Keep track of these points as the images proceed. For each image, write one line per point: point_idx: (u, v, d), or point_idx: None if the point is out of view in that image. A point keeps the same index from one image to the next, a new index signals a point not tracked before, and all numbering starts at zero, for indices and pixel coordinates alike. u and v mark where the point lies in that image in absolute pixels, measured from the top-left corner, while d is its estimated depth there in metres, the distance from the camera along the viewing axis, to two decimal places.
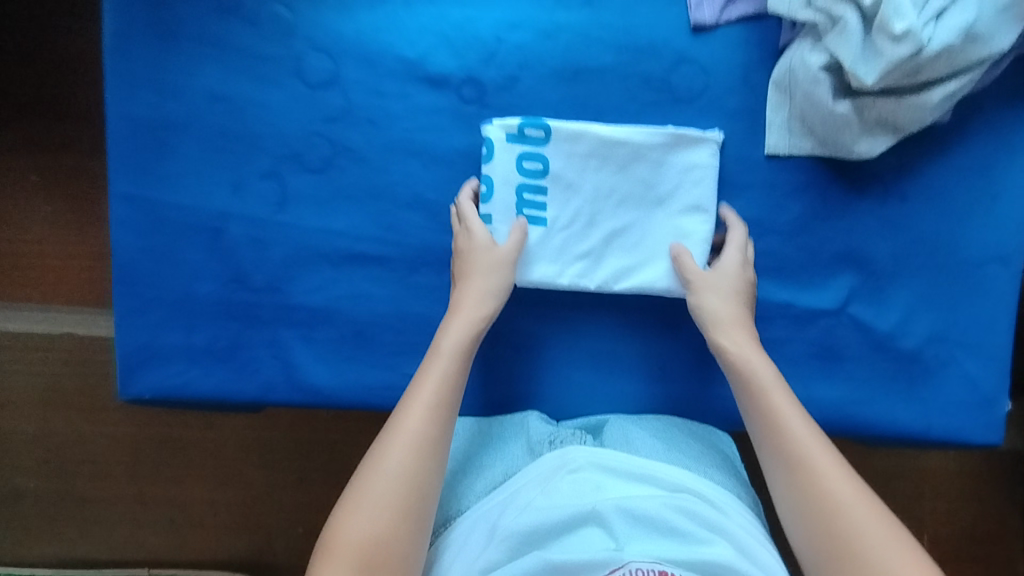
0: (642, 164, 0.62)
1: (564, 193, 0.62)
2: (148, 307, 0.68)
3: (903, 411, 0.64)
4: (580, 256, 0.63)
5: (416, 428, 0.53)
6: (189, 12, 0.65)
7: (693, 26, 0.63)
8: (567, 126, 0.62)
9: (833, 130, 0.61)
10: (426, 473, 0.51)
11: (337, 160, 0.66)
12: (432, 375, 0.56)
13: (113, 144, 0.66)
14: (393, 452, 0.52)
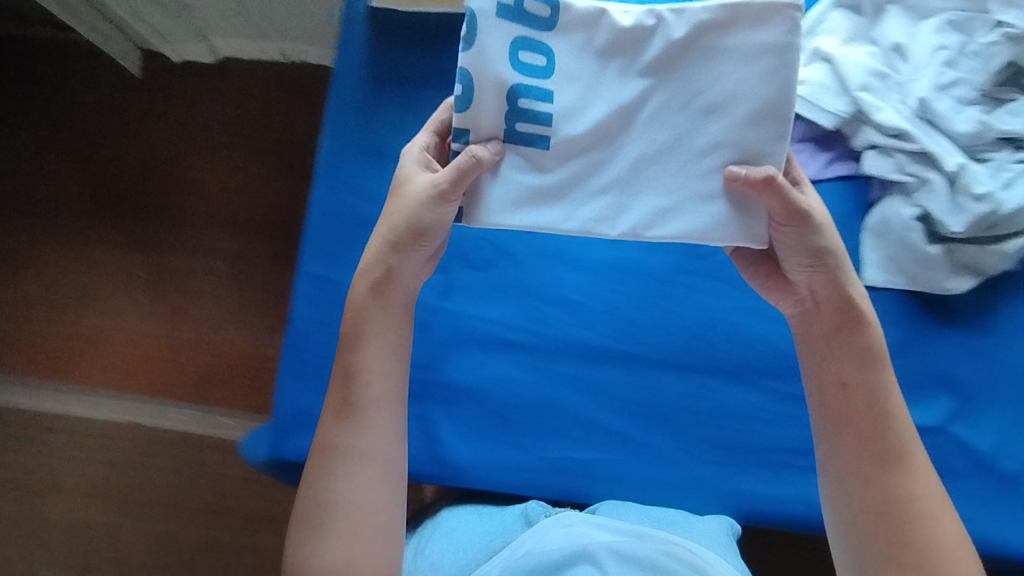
0: (695, 71, 0.54)
1: (577, 97, 0.55)
2: (311, 374, 0.75)
3: (1013, 531, 0.68)
4: (596, 194, 0.56)
5: (357, 453, 0.57)
6: (392, 138, 0.80)
7: None
8: (580, 7, 0.54)
9: (928, 270, 0.73)
10: (373, 492, 0.56)
11: (498, 261, 0.77)
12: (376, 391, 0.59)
13: (311, 233, 0.78)
14: (337, 478, 0.56)
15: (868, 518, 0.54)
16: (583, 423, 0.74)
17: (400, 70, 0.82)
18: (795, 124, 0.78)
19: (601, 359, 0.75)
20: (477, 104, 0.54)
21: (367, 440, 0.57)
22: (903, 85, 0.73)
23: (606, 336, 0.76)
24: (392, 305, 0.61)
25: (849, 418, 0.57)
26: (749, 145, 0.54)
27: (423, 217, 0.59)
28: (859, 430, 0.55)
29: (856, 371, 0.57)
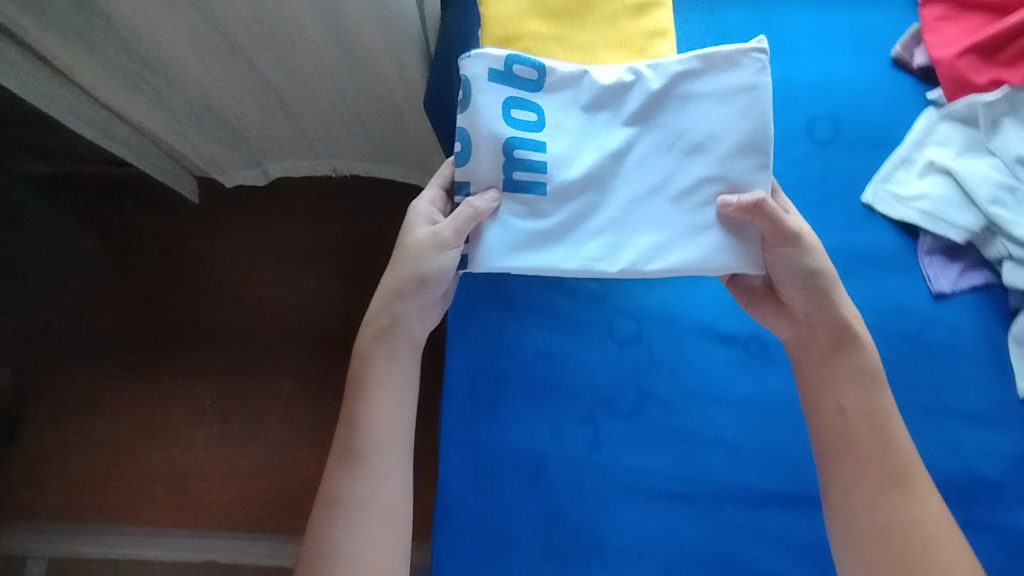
0: (676, 109, 0.78)
1: (568, 145, 0.78)
2: (469, 547, 0.71)
3: None
4: (596, 233, 0.77)
5: (360, 499, 0.73)
6: (521, 289, 0.81)
7: (934, 293, 0.84)
8: (565, 74, 0.79)
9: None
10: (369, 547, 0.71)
11: (645, 406, 0.75)
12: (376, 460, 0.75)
13: (451, 395, 0.77)
14: (345, 531, 0.72)
15: (876, 536, 0.64)
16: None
17: None
18: (921, 239, 0.87)
19: (768, 503, 0.72)
20: (474, 161, 0.77)
21: (363, 488, 0.74)
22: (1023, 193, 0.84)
23: (769, 477, 0.73)
24: (395, 352, 0.80)
25: (842, 445, 0.68)
26: (729, 173, 0.76)
27: (425, 266, 0.78)
28: (868, 469, 0.67)
29: (864, 411, 0.69)
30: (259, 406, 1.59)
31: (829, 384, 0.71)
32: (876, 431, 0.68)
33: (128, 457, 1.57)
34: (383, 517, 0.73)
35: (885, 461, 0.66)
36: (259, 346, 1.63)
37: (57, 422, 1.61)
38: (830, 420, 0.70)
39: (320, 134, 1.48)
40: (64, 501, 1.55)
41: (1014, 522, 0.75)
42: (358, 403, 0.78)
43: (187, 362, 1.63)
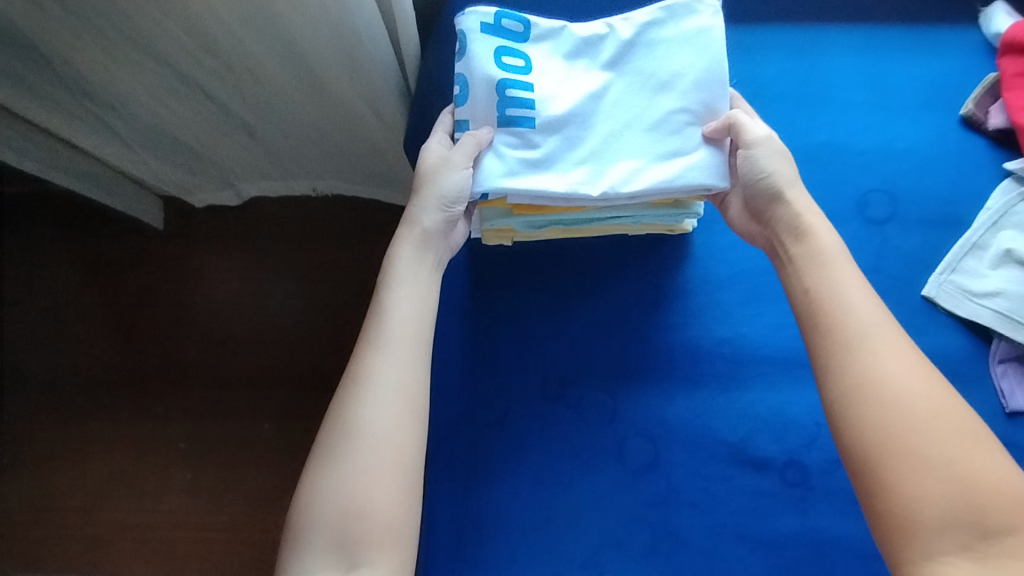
0: (648, 53, 0.64)
1: (551, 86, 0.63)
2: None
3: None
4: (580, 167, 0.61)
5: (388, 380, 0.55)
6: (515, 400, 0.68)
7: (1009, 412, 0.65)
8: (544, 26, 0.64)
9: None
10: (403, 405, 0.55)
11: (662, 547, 0.63)
12: (392, 398, 0.55)
13: (430, 534, 0.64)
14: (349, 458, 0.52)
15: (863, 426, 0.48)
16: None
17: (518, 317, 0.70)
18: (993, 342, 0.66)
19: None
20: (471, 101, 0.62)
21: (380, 365, 0.56)
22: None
23: None
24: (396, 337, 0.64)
25: (848, 346, 0.51)
26: (697, 106, 0.62)
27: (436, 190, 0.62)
28: (862, 368, 0.50)
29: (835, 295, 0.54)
30: (236, 451, 1.48)
31: (812, 313, 0.54)
32: (857, 325, 0.52)
33: (95, 504, 1.47)
34: (411, 355, 0.57)
35: (869, 344, 0.51)
36: (236, 384, 1.52)
37: (19, 466, 1.50)
38: (803, 313, 0.55)
39: (293, 157, 1.33)
40: (26, 551, 1.45)
41: None
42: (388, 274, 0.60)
43: (158, 400, 1.52)
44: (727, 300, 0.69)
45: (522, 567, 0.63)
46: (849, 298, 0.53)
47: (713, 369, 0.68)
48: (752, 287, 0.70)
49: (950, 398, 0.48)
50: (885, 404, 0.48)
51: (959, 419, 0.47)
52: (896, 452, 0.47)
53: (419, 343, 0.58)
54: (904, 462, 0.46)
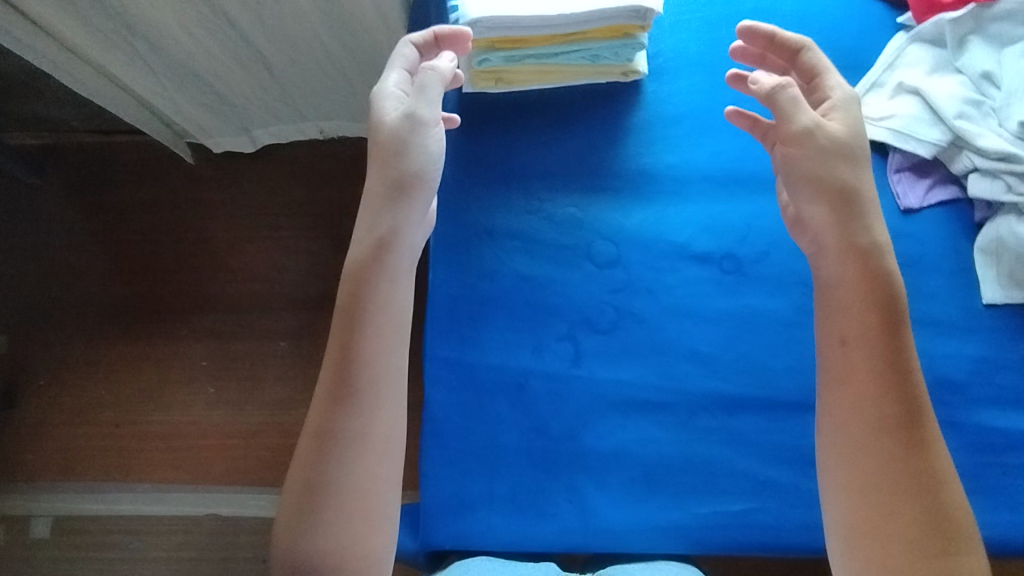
0: None
1: None
2: (456, 458, 0.76)
3: None
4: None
5: (350, 434, 0.61)
6: (500, 217, 0.83)
7: (903, 209, 0.80)
8: None
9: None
10: (362, 424, 0.62)
11: (622, 323, 0.79)
12: (354, 463, 0.61)
13: (432, 318, 0.80)
14: (324, 530, 0.59)
15: (846, 436, 0.58)
16: (731, 474, 0.74)
17: (501, 153, 0.84)
18: (890, 155, 0.81)
19: (741, 409, 0.76)
20: None
21: (369, 424, 0.62)
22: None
23: (737, 384, 0.77)
24: (399, 269, 0.65)
25: (844, 376, 0.59)
26: None
27: (410, 159, 0.66)
28: (855, 391, 0.58)
29: (866, 337, 0.59)
30: (254, 366, 1.61)
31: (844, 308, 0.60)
32: (882, 367, 0.58)
33: (126, 419, 1.60)
34: (371, 401, 0.62)
35: (877, 344, 0.58)
36: (252, 310, 1.65)
37: (55, 387, 1.63)
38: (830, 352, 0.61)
39: (306, 94, 1.46)
40: (65, 461, 1.59)
41: (975, 420, 0.74)
42: (371, 316, 0.63)
43: (181, 326, 1.65)
44: (674, 134, 0.85)
45: (507, 342, 0.79)
46: (877, 293, 0.59)
47: (662, 187, 0.83)
48: (693, 122, 0.85)
49: (942, 461, 0.56)
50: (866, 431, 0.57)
51: (939, 483, 0.56)
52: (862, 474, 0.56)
53: (370, 371, 0.62)
54: (860, 464, 0.57)
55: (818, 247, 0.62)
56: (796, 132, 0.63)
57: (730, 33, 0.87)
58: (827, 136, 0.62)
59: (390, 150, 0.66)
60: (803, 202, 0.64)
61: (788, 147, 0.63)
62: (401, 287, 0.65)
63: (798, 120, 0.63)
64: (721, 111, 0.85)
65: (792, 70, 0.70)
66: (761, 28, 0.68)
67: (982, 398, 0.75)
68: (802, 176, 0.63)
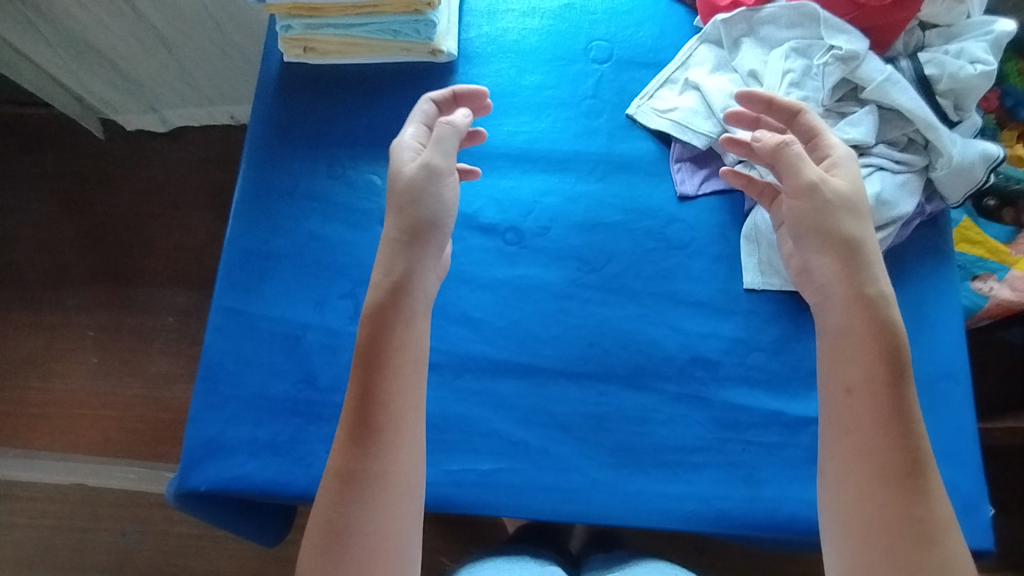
0: None
1: None
2: (225, 403, 0.78)
3: None
4: None
5: (377, 476, 0.60)
6: (302, 178, 0.86)
7: (680, 196, 0.84)
8: None
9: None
10: (383, 464, 0.60)
11: None
12: (378, 505, 0.60)
13: (224, 268, 0.82)
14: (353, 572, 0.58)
15: (852, 486, 0.57)
16: (485, 434, 0.77)
17: (311, 121, 0.89)
18: (672, 146, 0.86)
19: (504, 372, 0.79)
20: None
21: (388, 466, 0.61)
22: (824, 71, 0.74)
23: (504, 349, 0.79)
24: (414, 315, 0.65)
25: (848, 425, 0.59)
26: None
27: (427, 206, 0.66)
28: (860, 439, 0.57)
29: (872, 384, 0.59)
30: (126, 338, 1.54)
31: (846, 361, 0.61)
32: (886, 413, 0.57)
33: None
34: (385, 441, 0.61)
35: (893, 406, 0.58)
36: (129, 279, 1.58)
37: None
38: (832, 400, 0.60)
39: (213, 83, 1.48)
40: None
41: (722, 396, 0.77)
42: (391, 355, 0.63)
43: (56, 293, 1.59)
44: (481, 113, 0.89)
45: (289, 297, 0.81)
46: (889, 354, 0.59)
47: (462, 161, 0.87)
48: (497, 105, 0.90)
49: (942, 508, 0.56)
50: (881, 476, 0.56)
51: (935, 533, 0.54)
52: (869, 523, 0.55)
53: (383, 410, 0.62)
54: (867, 517, 0.55)
55: (826, 299, 0.63)
56: (803, 185, 0.65)
57: (541, 27, 0.92)
58: (832, 190, 0.64)
59: (406, 194, 0.66)
60: (809, 251, 0.65)
61: (794, 200, 0.65)
62: (421, 330, 0.65)
63: (805, 174, 0.64)
64: (525, 96, 0.90)
65: (789, 130, 0.71)
66: (759, 95, 0.71)
67: (734, 377, 0.78)
68: (811, 228, 0.64)
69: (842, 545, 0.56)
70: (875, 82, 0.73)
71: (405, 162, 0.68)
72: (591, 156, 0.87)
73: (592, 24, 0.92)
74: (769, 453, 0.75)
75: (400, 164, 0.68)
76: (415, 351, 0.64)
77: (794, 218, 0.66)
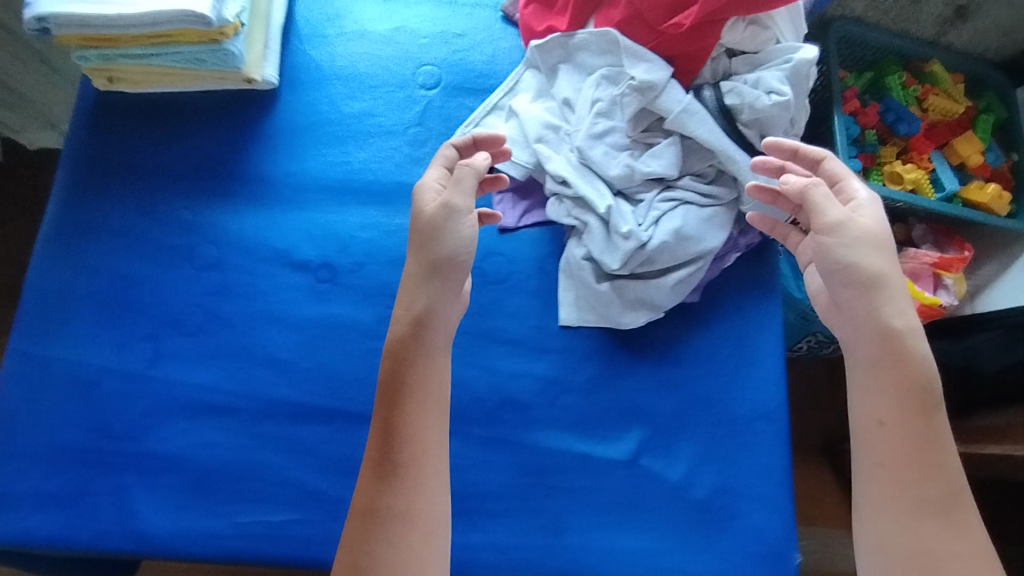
0: None
1: None
2: (14, 453, 0.75)
3: (693, 555, 0.70)
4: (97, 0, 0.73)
5: (399, 511, 0.59)
6: (110, 215, 0.83)
7: (501, 228, 0.81)
8: None
9: (634, 258, 0.71)
10: (427, 499, 0.60)
11: (209, 326, 0.79)
12: (404, 541, 0.58)
13: (23, 311, 0.80)
14: None
15: (890, 522, 0.57)
16: (281, 484, 0.73)
17: (125, 153, 0.85)
18: None
19: (305, 418, 0.75)
20: None
21: (412, 501, 0.59)
22: (623, 101, 0.71)
23: (308, 393, 0.76)
24: (433, 347, 0.64)
25: (885, 461, 0.58)
26: None
27: (446, 243, 0.64)
28: (893, 472, 0.57)
29: (903, 420, 0.58)
30: None
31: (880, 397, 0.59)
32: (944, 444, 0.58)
33: None
34: (418, 476, 0.60)
35: (931, 439, 0.57)
36: None
37: None
38: (867, 431, 0.59)
39: None
40: None
41: (529, 440, 0.74)
42: (413, 390, 0.62)
43: None
44: (302, 143, 0.85)
45: (88, 341, 0.79)
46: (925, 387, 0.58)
47: (278, 193, 0.83)
48: (320, 133, 0.86)
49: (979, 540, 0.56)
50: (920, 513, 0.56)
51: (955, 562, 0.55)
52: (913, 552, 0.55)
53: (420, 443, 0.61)
54: (897, 547, 0.56)
55: (856, 334, 0.61)
56: (829, 223, 0.61)
57: (369, 52, 0.89)
58: (861, 227, 0.61)
59: (426, 233, 0.65)
60: (837, 287, 0.62)
61: (824, 237, 0.61)
62: (436, 365, 0.64)
63: (831, 213, 0.61)
64: (348, 125, 0.86)
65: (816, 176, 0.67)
66: (783, 142, 0.67)
67: (544, 420, 0.75)
68: (838, 267, 0.61)
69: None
70: (674, 112, 0.69)
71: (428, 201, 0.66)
72: (412, 187, 0.83)
73: (421, 49, 0.89)
74: (574, 499, 0.72)
75: (421, 205, 0.66)
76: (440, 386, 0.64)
77: (820, 256, 0.62)
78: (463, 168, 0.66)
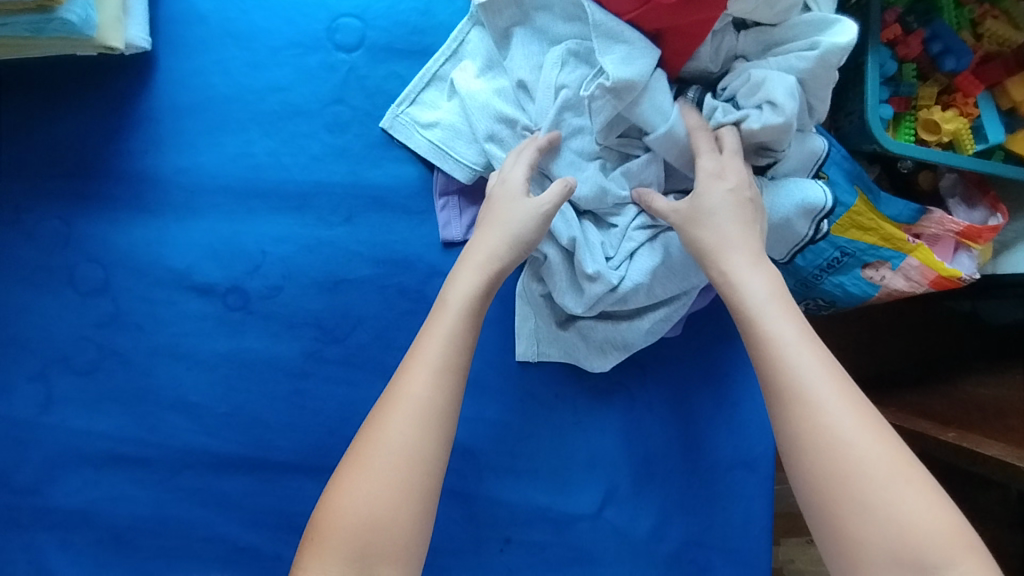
0: None
1: None
2: None
3: None
4: None
5: (410, 396, 0.50)
6: None
7: (444, 243, 0.66)
8: None
9: (602, 301, 0.59)
10: (427, 389, 0.50)
11: (105, 363, 0.67)
12: (386, 425, 0.49)
13: None
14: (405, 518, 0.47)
15: (791, 433, 0.47)
16: (206, 540, 0.66)
17: None
18: (435, 173, 0.66)
19: (228, 468, 0.66)
20: None
21: (411, 384, 0.51)
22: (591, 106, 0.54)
23: (228, 439, 0.66)
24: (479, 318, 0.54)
25: (771, 365, 0.48)
26: None
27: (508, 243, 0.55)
28: (781, 379, 0.47)
29: (767, 324, 0.49)
30: None
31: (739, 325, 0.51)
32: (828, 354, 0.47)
33: None
34: (436, 369, 0.51)
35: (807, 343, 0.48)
36: None
37: None
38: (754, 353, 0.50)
39: None
40: None
41: (479, 491, 0.66)
42: (457, 299, 0.54)
43: None
44: (191, 129, 0.68)
45: None
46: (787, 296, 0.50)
47: (168, 197, 0.67)
48: (213, 115, 0.68)
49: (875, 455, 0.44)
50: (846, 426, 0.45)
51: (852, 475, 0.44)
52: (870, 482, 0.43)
53: (452, 344, 0.52)
54: (812, 476, 0.45)
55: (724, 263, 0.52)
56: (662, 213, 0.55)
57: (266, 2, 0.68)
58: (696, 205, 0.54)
59: (501, 212, 0.56)
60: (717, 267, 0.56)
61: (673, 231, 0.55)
62: (480, 316, 0.54)
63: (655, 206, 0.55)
64: (247, 103, 0.68)
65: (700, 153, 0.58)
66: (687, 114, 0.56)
67: (497, 468, 0.66)
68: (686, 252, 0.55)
69: (876, 515, 0.43)
70: (656, 131, 0.55)
71: (518, 184, 0.56)
72: (332, 187, 0.67)
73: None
74: (530, 554, 0.65)
75: (510, 179, 0.56)
76: (476, 310, 0.54)
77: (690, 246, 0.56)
78: (554, 183, 0.54)
